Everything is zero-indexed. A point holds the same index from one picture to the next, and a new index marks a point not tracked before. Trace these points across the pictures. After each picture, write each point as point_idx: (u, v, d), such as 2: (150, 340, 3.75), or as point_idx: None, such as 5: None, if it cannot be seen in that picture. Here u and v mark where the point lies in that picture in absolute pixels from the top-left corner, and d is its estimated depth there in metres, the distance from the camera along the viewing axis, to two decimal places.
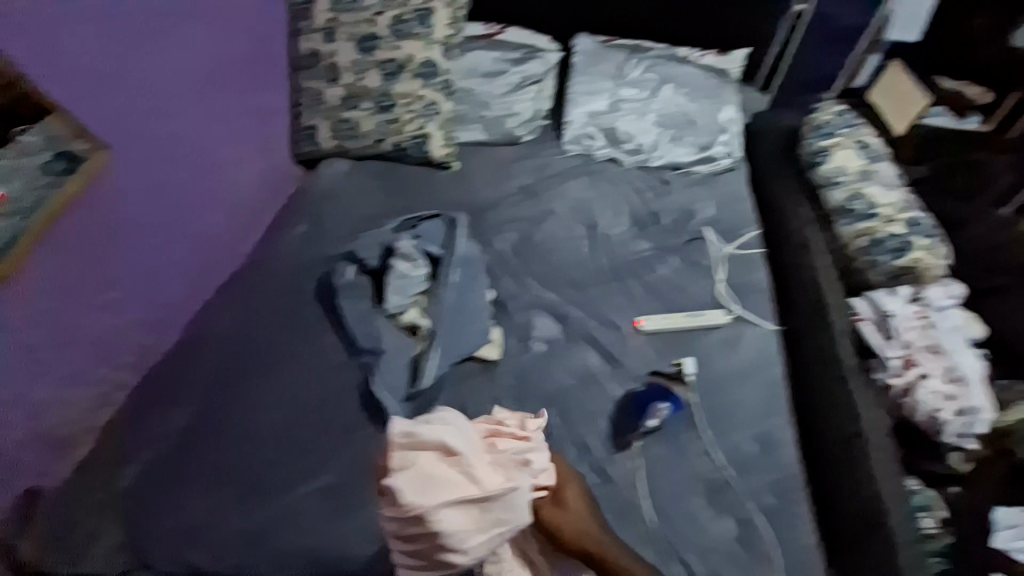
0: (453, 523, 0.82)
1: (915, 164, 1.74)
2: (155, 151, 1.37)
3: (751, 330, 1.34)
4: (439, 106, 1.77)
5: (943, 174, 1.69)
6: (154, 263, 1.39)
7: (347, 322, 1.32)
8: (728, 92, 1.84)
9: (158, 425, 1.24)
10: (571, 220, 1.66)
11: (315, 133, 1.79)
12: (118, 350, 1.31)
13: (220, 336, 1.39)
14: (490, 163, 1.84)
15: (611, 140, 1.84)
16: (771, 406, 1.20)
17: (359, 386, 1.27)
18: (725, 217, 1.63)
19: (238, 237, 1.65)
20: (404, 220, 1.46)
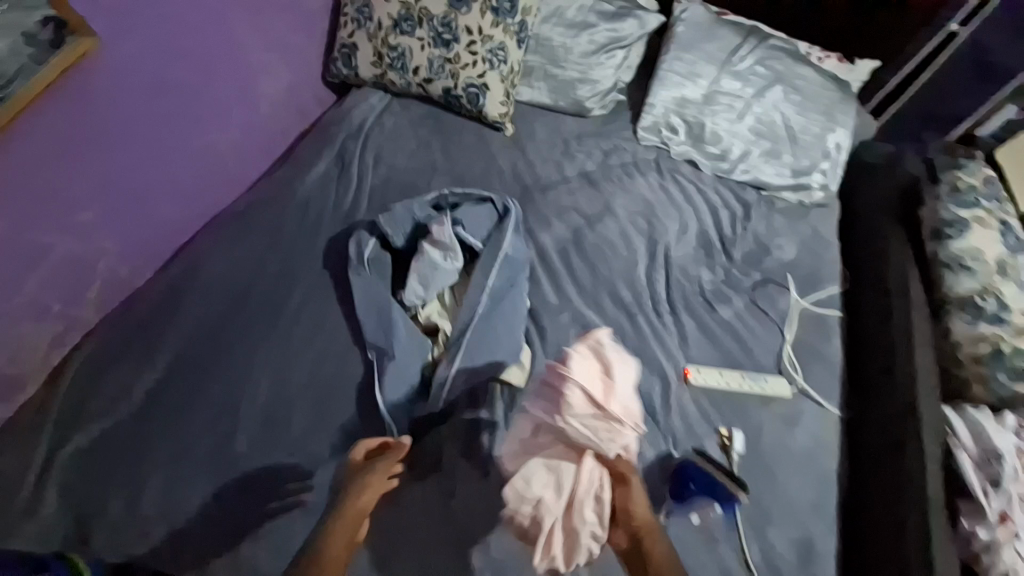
0: (588, 423, 0.84)
1: None
2: (147, 42, 1.12)
3: (811, 409, 1.17)
4: (508, 53, 1.46)
5: None
6: (134, 180, 1.17)
7: (359, 304, 1.14)
8: (848, 110, 1.51)
9: (115, 378, 1.07)
10: (632, 226, 1.43)
11: (352, 53, 1.49)
12: (82, 277, 1.13)
13: (203, 284, 1.19)
14: (554, 134, 1.58)
15: (694, 138, 1.57)
16: (819, 506, 1.06)
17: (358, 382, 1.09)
18: (806, 262, 1.40)
19: (249, 161, 1.42)
20: (442, 194, 1.24)
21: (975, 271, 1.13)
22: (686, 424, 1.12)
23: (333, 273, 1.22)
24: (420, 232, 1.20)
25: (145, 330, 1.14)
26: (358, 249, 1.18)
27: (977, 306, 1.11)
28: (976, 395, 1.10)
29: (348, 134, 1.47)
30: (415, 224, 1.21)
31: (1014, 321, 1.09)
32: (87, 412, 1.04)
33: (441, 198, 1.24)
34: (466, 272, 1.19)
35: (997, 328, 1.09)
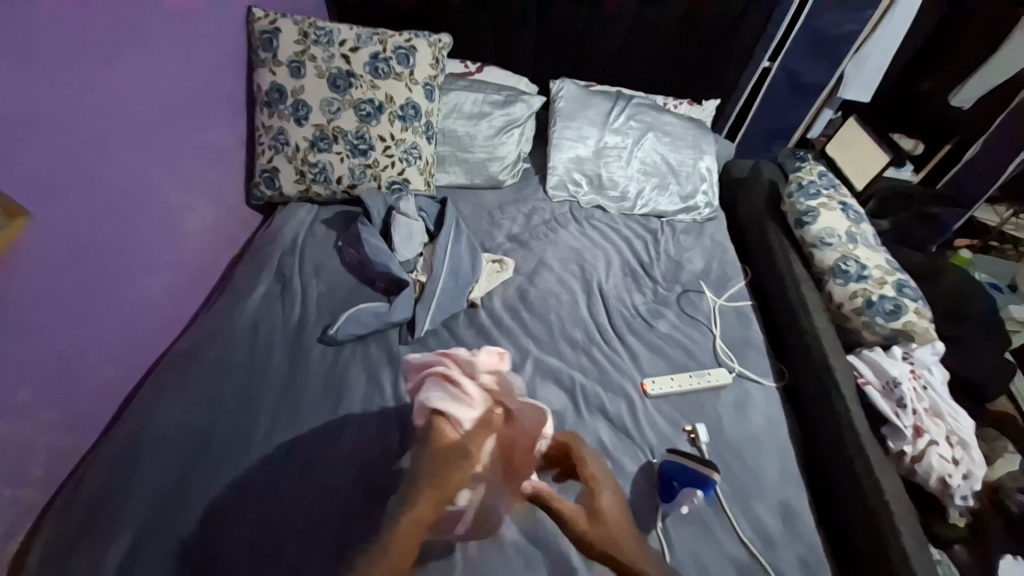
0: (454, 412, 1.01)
1: (881, 218, 2.05)
2: (74, 207, 1.12)
3: (753, 388, 1.33)
4: (420, 150, 1.68)
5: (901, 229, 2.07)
6: (70, 346, 1.13)
7: (350, 386, 1.26)
8: (710, 141, 1.87)
9: (79, 562, 0.98)
10: (566, 272, 1.60)
11: (276, 177, 1.61)
12: (20, 462, 1.05)
13: (158, 439, 1.13)
14: (478, 208, 1.77)
15: (596, 187, 1.82)
16: (787, 472, 1.20)
17: (345, 480, 1.10)
18: (713, 268, 1.64)
19: (184, 297, 1.45)
20: (380, 206, 1.58)
21: (833, 244, 1.41)
22: (660, 434, 1.23)
23: (298, 386, 1.24)
24: (389, 242, 1.54)
25: (98, 497, 1.05)
26: (380, 309, 1.38)
27: (844, 270, 1.37)
28: (869, 340, 1.36)
29: (284, 251, 1.54)
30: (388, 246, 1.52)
31: (874, 276, 1.35)
32: None
33: (384, 203, 1.59)
34: (429, 265, 1.50)
35: (863, 284, 1.34)
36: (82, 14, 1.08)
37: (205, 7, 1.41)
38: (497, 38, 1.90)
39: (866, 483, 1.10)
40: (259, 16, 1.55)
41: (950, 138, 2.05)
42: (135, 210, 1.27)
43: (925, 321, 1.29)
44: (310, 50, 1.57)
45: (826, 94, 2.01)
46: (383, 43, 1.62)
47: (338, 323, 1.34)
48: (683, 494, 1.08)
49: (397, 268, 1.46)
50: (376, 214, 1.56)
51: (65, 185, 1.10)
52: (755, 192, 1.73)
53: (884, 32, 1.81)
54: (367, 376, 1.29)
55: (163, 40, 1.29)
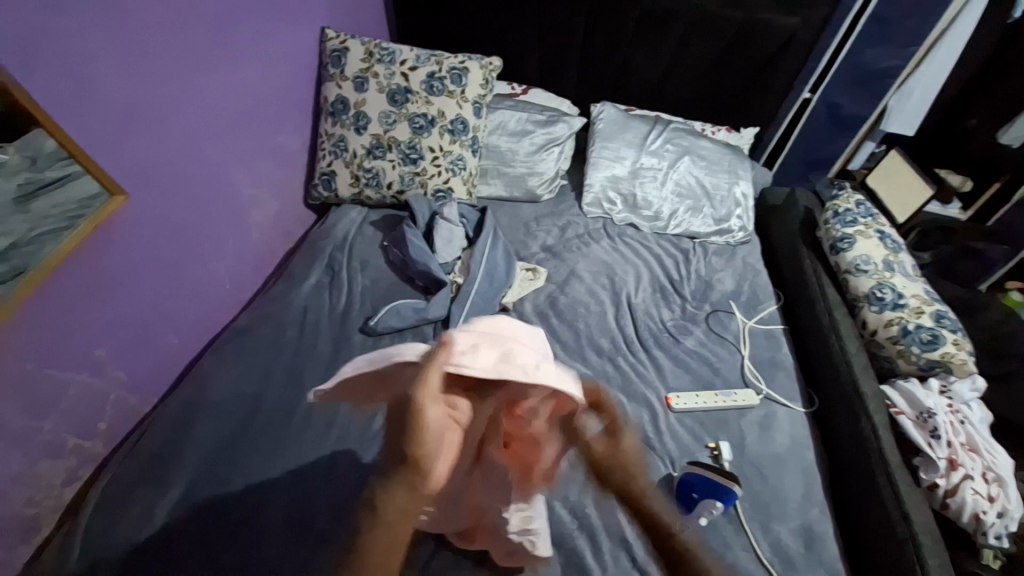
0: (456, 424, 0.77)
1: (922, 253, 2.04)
2: (160, 192, 1.27)
3: (779, 410, 1.33)
4: (465, 162, 1.79)
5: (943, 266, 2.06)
6: (143, 314, 1.27)
7: None
8: (746, 168, 1.90)
9: (133, 507, 1.07)
10: (596, 284, 1.65)
11: (332, 180, 1.75)
12: (91, 412, 1.17)
13: (211, 405, 1.24)
14: (515, 219, 1.86)
15: (631, 206, 1.88)
16: (810, 495, 1.18)
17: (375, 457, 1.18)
18: (744, 289, 1.65)
19: (243, 282, 1.59)
20: (424, 211, 1.70)
21: (869, 271, 1.41)
22: (681, 447, 1.24)
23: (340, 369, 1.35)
24: (431, 243, 1.64)
25: (152, 452, 1.15)
26: (418, 305, 1.47)
27: (879, 298, 1.37)
28: (904, 369, 1.33)
29: (335, 246, 1.67)
30: (429, 247, 1.62)
31: (911, 304, 1.34)
32: (106, 547, 1.02)
33: (428, 209, 1.71)
34: (467, 266, 1.59)
35: (899, 312, 1.33)
36: (180, 27, 1.25)
37: (288, 27, 1.60)
38: (543, 62, 2.02)
39: (893, 511, 1.08)
40: (331, 36, 1.73)
41: (1004, 173, 2.00)
42: (212, 199, 1.43)
43: (965, 352, 1.27)
44: (374, 68, 1.72)
45: (869, 127, 2.02)
46: (439, 63, 1.76)
47: (379, 317, 1.44)
48: (702, 506, 1.08)
49: (438, 269, 1.55)
50: (420, 218, 1.67)
51: (155, 173, 1.25)
52: (789, 218, 1.75)
53: (926, 71, 1.84)
54: None
55: (248, 53, 1.46)
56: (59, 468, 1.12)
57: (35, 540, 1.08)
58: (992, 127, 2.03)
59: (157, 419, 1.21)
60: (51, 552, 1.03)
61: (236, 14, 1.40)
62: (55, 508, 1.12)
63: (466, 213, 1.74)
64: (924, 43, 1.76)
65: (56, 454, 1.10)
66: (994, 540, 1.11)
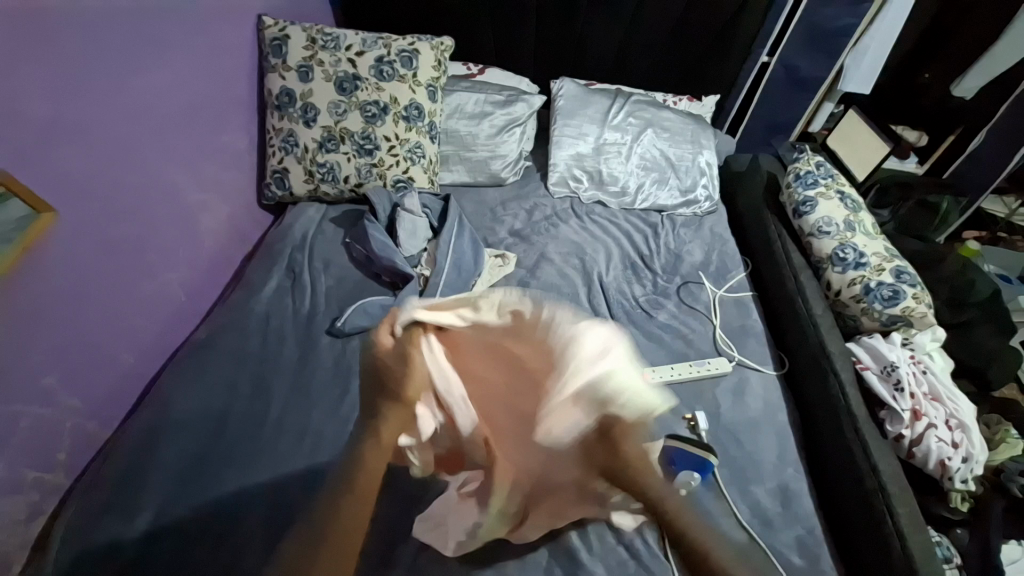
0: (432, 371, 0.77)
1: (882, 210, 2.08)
2: (98, 206, 1.19)
3: (752, 375, 1.34)
4: (423, 149, 1.73)
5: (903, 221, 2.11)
6: (94, 337, 1.20)
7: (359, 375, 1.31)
8: (708, 136, 1.89)
9: (102, 537, 1.02)
10: (566, 265, 1.63)
11: (285, 177, 1.67)
12: (48, 442, 1.11)
13: (176, 424, 1.19)
14: (481, 205, 1.82)
15: (597, 182, 1.85)
16: (785, 456, 1.20)
17: None
18: (713, 259, 1.66)
19: (199, 293, 1.52)
20: (385, 204, 1.64)
21: (830, 232, 1.43)
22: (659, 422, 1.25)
23: (310, 375, 1.30)
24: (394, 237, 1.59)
25: (116, 478, 1.09)
26: (385, 302, 1.43)
27: (841, 258, 1.39)
28: (869, 326, 1.36)
29: (294, 247, 1.61)
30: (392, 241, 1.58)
31: (872, 262, 1.36)
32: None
33: (389, 202, 1.65)
34: (433, 258, 1.55)
35: (861, 271, 1.35)
36: (106, 26, 1.16)
37: (221, 15, 1.49)
38: (498, 39, 1.95)
39: (865, 466, 1.10)
40: (269, 24, 1.62)
41: (956, 127, 2.07)
42: (157, 208, 1.35)
43: (923, 305, 1.30)
44: (318, 55, 1.63)
45: (827, 87, 2.03)
46: (387, 47, 1.68)
47: (345, 317, 1.39)
48: (681, 477, 1.08)
49: (402, 262, 1.51)
50: (381, 211, 1.62)
51: (89, 186, 1.16)
52: (753, 184, 1.75)
53: (879, 28, 1.84)
54: None
55: (180, 46, 1.36)
56: (20, 504, 1.05)
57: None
58: (944, 80, 2.06)
59: (117, 443, 1.16)
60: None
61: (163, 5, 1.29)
62: (22, 544, 1.06)
63: (429, 203, 1.69)
64: None
65: (14, 490, 1.04)
66: (959, 484, 1.16)
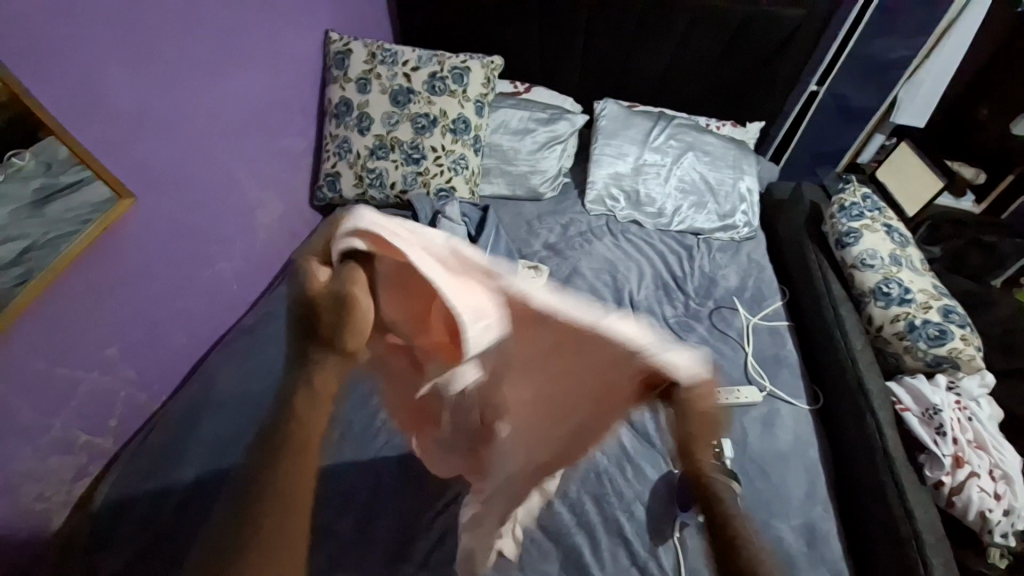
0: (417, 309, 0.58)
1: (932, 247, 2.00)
2: (168, 196, 1.31)
3: (782, 407, 1.31)
4: (467, 161, 1.80)
5: (955, 261, 2.01)
6: (154, 315, 1.31)
7: None
8: (751, 163, 1.88)
9: (141, 502, 1.10)
10: (597, 281, 1.65)
11: (337, 180, 1.78)
12: (102, 409, 1.21)
13: (217, 403, 1.27)
14: (518, 217, 1.87)
15: (634, 202, 1.87)
16: (813, 493, 1.17)
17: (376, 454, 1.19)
18: (748, 286, 1.64)
19: (250, 283, 1.62)
20: (426, 211, 1.71)
21: (874, 266, 1.39)
22: None
23: None
24: None
25: (160, 448, 1.18)
26: None
27: (885, 293, 1.34)
28: (911, 366, 1.31)
29: None
30: None
31: (918, 299, 1.31)
32: (122, 538, 1.08)
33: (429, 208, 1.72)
34: None
35: (906, 307, 1.31)
36: (188, 33, 1.28)
37: (292, 30, 1.62)
38: (544, 59, 2.01)
39: (896, 510, 1.06)
40: (334, 39, 1.75)
41: (1018, 166, 1.97)
42: (220, 202, 1.46)
43: (972, 348, 1.25)
44: (376, 69, 1.74)
45: (878, 119, 1.99)
46: (440, 63, 1.77)
47: None
48: (703, 504, 1.07)
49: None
50: (422, 217, 1.69)
51: (162, 177, 1.28)
52: (796, 213, 1.72)
53: (936, 62, 1.79)
54: None
55: (254, 56, 1.49)
56: (70, 463, 1.15)
57: (47, 534, 1.12)
58: (1007, 117, 1.97)
59: (163, 417, 1.25)
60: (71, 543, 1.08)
61: (242, 19, 1.43)
62: (66, 503, 1.15)
63: (468, 212, 1.75)
64: (933, 32, 1.72)
65: (66, 450, 1.14)
66: (1001, 540, 1.09)
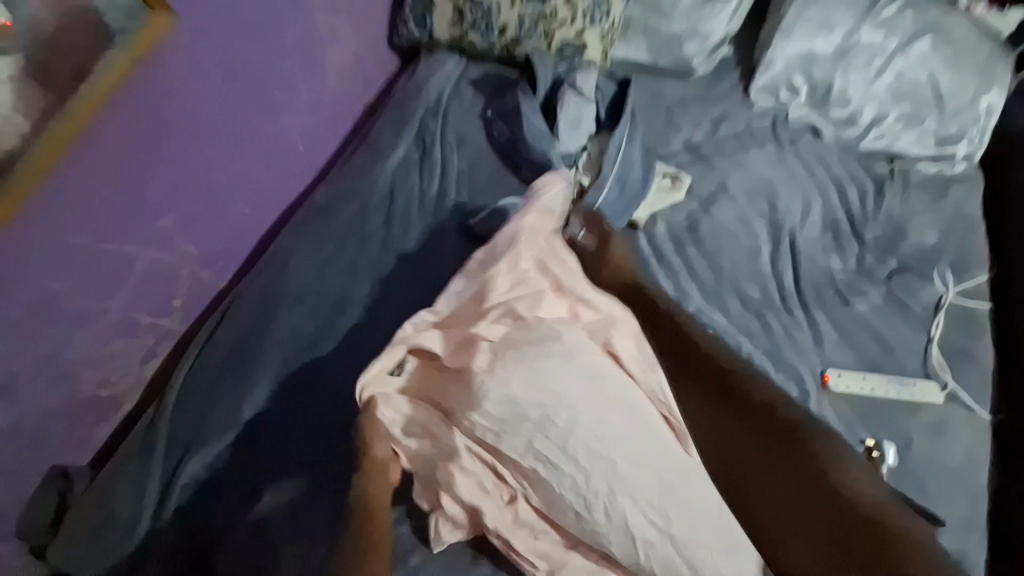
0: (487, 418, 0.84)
1: None
2: (215, 15, 1.00)
3: (961, 414, 1.05)
4: (610, 6, 1.30)
5: None
6: (210, 177, 1.07)
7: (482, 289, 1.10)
8: (1009, 68, 1.33)
9: (219, 402, 0.99)
10: (750, 208, 1.27)
11: (434, 10, 1.35)
12: (164, 287, 1.04)
13: (292, 302, 1.08)
14: (656, 99, 1.41)
15: (818, 100, 1.41)
16: (971, 521, 0.96)
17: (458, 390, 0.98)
18: (948, 248, 1.25)
19: (319, 147, 1.32)
20: (551, 79, 1.29)
21: None
22: None
23: (432, 274, 1.13)
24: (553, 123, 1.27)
25: (232, 347, 1.04)
26: None
27: None
28: None
29: (427, 110, 1.32)
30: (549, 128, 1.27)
31: None
32: (197, 440, 0.97)
33: (555, 76, 1.30)
34: (596, 164, 1.24)
35: None
36: None
37: None
38: None
39: None
40: None
41: None
42: (279, 32, 1.13)
43: None
44: None
45: None
46: None
47: (480, 215, 1.17)
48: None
49: (559, 162, 1.22)
50: (541, 84, 1.28)
51: None
52: None
53: None
54: None
55: None
56: (135, 345, 1.02)
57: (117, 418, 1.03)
58: None
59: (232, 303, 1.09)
60: (134, 439, 0.97)
61: None
62: (137, 383, 1.04)
63: (599, 86, 1.32)
64: None
65: (132, 331, 1.01)
66: None
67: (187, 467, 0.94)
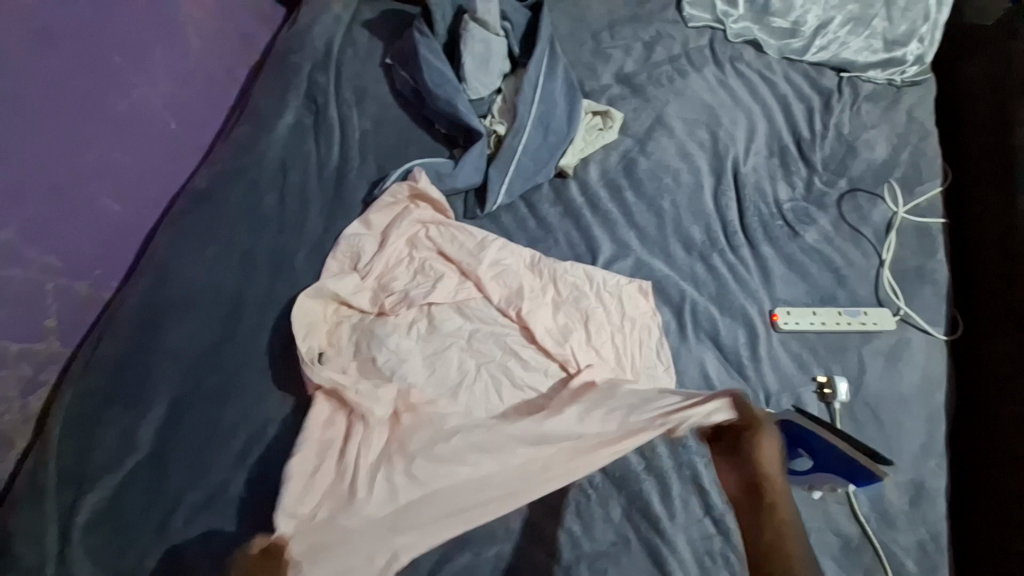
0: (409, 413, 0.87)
1: None
2: None
3: (915, 337, 1.01)
4: None
5: None
6: (53, 171, 0.88)
7: (399, 268, 0.99)
8: None
9: (113, 431, 0.87)
10: (690, 139, 1.15)
11: None
12: (28, 309, 0.87)
13: (182, 308, 0.94)
14: (579, 27, 1.26)
15: (759, 10, 1.28)
16: (927, 446, 0.94)
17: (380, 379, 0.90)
18: (901, 159, 1.17)
19: (195, 126, 1.14)
20: (451, 11, 1.13)
21: None
22: (782, 379, 0.97)
23: (339, 252, 1.00)
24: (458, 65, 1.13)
25: (122, 367, 0.90)
26: (440, 170, 1.05)
27: None
28: None
29: (316, 63, 1.16)
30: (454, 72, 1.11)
31: None
32: (91, 473, 0.84)
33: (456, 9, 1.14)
34: (512, 108, 1.10)
35: None
36: None
37: None
38: None
39: None
40: None
41: None
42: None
43: None
44: None
45: None
46: None
47: (388, 184, 1.04)
48: (823, 476, 0.85)
49: (467, 108, 1.07)
50: (440, 20, 1.12)
51: None
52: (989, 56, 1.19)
53: None
54: (425, 249, 1.01)
55: None
56: (9, 379, 0.86)
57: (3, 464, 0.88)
58: None
59: (112, 318, 0.93)
60: (20, 481, 0.83)
61: None
62: (21, 420, 0.89)
63: (511, 12, 1.15)
64: None
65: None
66: None
67: (85, 503, 0.82)
